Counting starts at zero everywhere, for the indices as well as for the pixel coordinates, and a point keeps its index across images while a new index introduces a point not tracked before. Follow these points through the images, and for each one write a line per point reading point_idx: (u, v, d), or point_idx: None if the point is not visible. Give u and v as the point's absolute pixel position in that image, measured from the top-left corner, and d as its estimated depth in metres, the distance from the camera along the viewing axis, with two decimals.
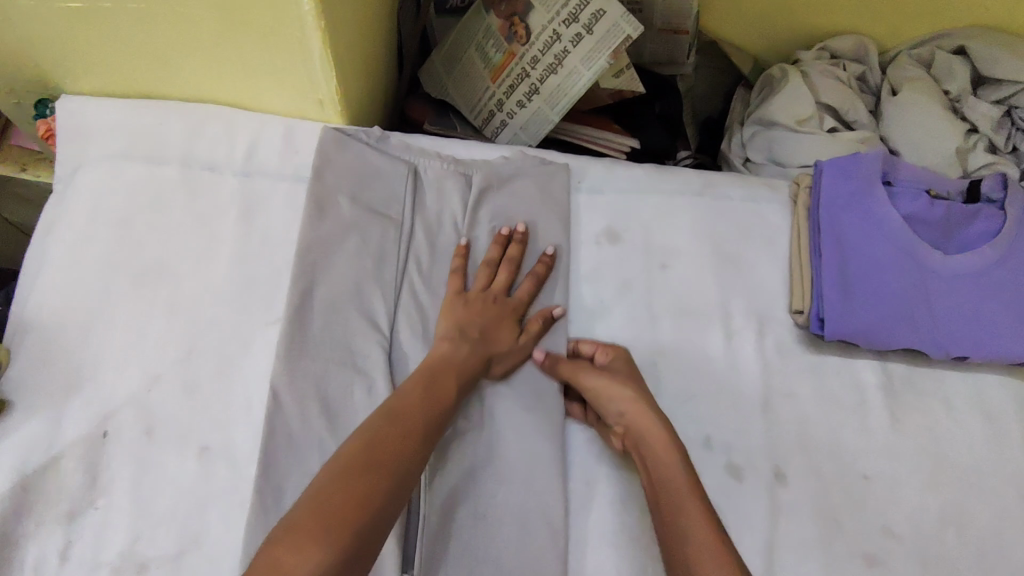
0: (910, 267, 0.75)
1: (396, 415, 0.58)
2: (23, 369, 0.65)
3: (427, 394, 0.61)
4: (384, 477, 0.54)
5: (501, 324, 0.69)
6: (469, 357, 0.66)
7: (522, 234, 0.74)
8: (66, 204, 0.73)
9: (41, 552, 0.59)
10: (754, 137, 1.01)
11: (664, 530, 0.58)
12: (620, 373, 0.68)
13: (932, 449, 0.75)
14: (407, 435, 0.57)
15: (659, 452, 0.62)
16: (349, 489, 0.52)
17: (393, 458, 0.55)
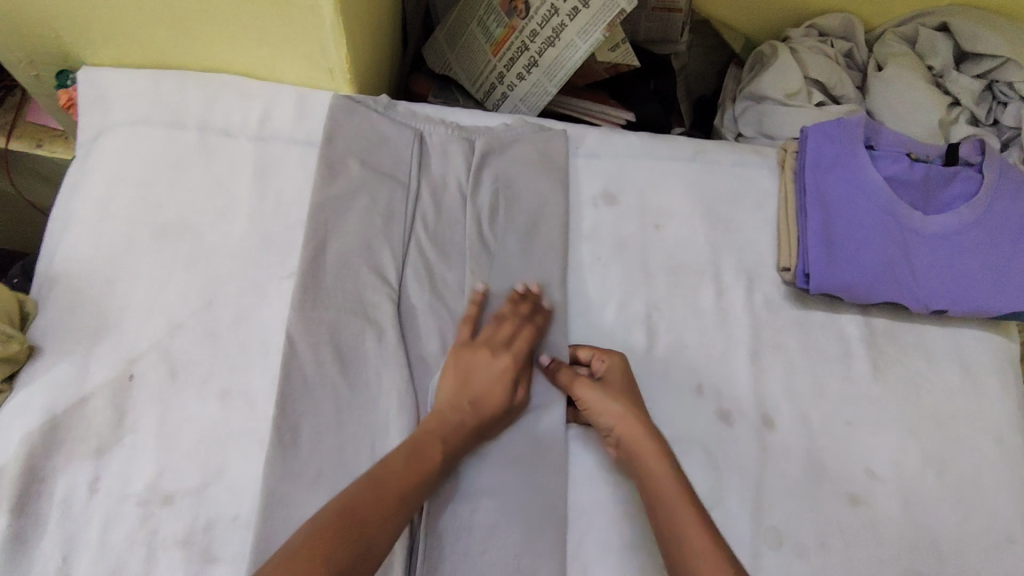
0: (892, 226, 0.79)
1: (378, 481, 0.60)
2: (51, 316, 0.68)
3: (412, 461, 0.62)
4: (360, 545, 0.56)
5: (495, 386, 0.69)
6: (458, 426, 0.66)
7: (535, 293, 0.74)
8: (88, 166, 0.77)
9: (72, 484, 0.63)
10: (745, 112, 1.06)
11: (665, 538, 0.62)
12: (612, 389, 0.70)
13: (913, 397, 0.79)
14: (388, 501, 0.59)
15: (650, 465, 0.65)
16: (322, 557, 0.54)
17: (369, 527, 0.57)
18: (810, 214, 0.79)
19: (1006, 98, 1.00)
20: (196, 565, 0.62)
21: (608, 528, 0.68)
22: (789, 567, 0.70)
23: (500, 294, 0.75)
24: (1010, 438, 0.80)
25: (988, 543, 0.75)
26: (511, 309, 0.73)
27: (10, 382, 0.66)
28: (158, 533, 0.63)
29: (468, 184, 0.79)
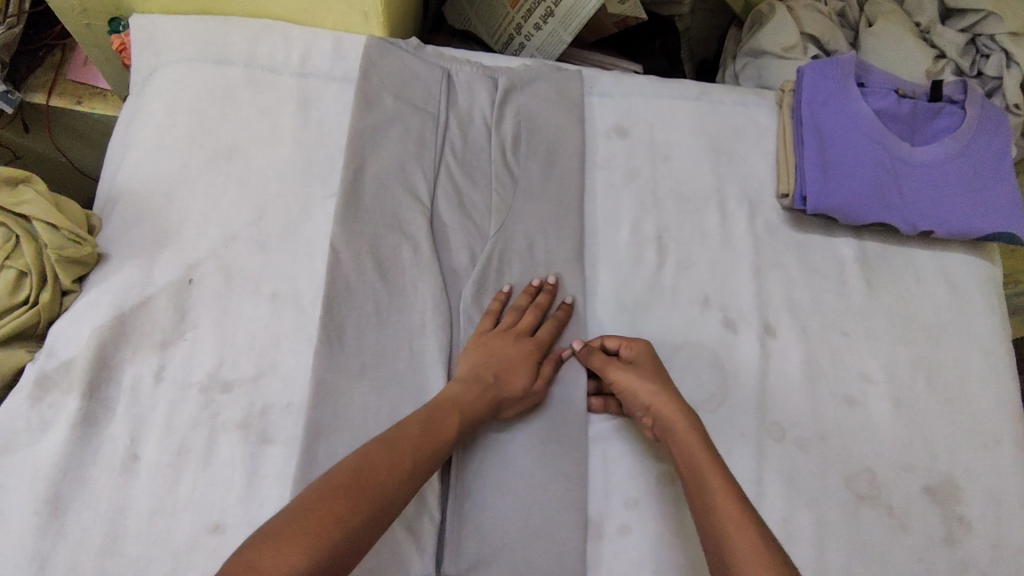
0: (882, 154, 0.86)
1: (393, 444, 0.61)
2: (117, 228, 0.75)
3: (426, 432, 0.63)
4: (373, 501, 0.57)
5: (517, 366, 0.71)
6: (478, 400, 0.68)
7: (552, 285, 0.78)
8: (144, 100, 0.83)
9: (139, 373, 0.69)
10: (745, 67, 1.12)
11: (699, 507, 0.62)
12: (644, 372, 0.71)
13: (904, 312, 0.86)
14: (402, 464, 0.60)
15: (682, 437, 0.66)
16: (337, 506, 0.55)
17: (383, 487, 0.58)
18: (806, 143, 0.86)
19: (988, 51, 1.05)
20: (255, 444, 0.69)
21: (625, 418, 0.75)
22: (791, 457, 0.77)
23: (517, 288, 0.79)
24: (996, 350, 0.86)
25: (974, 441, 0.81)
26: (529, 300, 0.76)
27: (80, 284, 0.73)
28: (219, 417, 0.69)
29: (493, 116, 0.86)
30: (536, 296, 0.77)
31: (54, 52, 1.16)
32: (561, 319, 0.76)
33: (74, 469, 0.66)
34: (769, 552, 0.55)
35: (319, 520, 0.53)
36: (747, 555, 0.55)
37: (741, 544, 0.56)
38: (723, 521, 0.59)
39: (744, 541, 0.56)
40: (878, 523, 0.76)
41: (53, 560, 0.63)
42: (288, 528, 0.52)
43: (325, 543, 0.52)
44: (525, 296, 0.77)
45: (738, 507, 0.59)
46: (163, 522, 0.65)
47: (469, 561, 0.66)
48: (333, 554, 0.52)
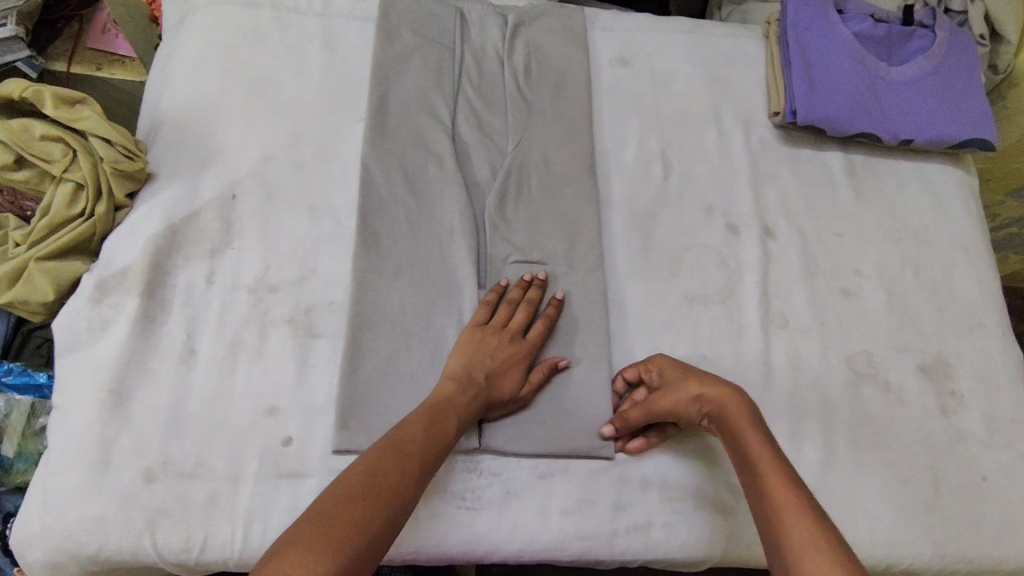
0: (862, 72, 0.94)
1: (398, 445, 0.61)
2: (163, 152, 0.81)
3: (429, 429, 0.63)
4: (390, 502, 0.56)
5: (508, 369, 0.71)
6: (473, 401, 0.67)
7: (542, 281, 0.78)
8: (178, 40, 0.89)
9: (191, 277, 0.74)
10: (731, 14, 1.20)
11: (759, 507, 0.57)
12: (677, 384, 0.70)
13: (891, 215, 0.93)
14: (410, 463, 0.60)
15: (737, 432, 0.63)
16: (357, 508, 0.54)
17: (396, 487, 0.57)
18: (793, 63, 0.93)
19: None
20: (303, 338, 0.74)
21: (641, 313, 0.81)
22: (796, 342, 0.83)
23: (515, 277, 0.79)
24: (976, 247, 0.94)
25: (962, 325, 0.88)
26: (522, 295, 0.76)
27: (130, 200, 0.78)
28: (267, 315, 0.74)
29: (504, 48, 0.92)
30: (528, 289, 0.77)
31: (72, 23, 1.21)
32: (553, 317, 0.76)
33: (133, 364, 0.70)
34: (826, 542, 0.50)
35: (342, 526, 0.52)
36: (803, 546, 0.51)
37: (797, 533, 0.52)
38: (779, 512, 0.54)
39: (803, 532, 0.52)
40: (877, 398, 0.82)
41: (118, 445, 0.67)
42: (311, 533, 0.50)
43: (351, 547, 0.51)
44: (517, 289, 0.76)
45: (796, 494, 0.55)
46: (221, 408, 0.69)
47: (506, 436, 0.71)
48: (359, 556, 0.51)
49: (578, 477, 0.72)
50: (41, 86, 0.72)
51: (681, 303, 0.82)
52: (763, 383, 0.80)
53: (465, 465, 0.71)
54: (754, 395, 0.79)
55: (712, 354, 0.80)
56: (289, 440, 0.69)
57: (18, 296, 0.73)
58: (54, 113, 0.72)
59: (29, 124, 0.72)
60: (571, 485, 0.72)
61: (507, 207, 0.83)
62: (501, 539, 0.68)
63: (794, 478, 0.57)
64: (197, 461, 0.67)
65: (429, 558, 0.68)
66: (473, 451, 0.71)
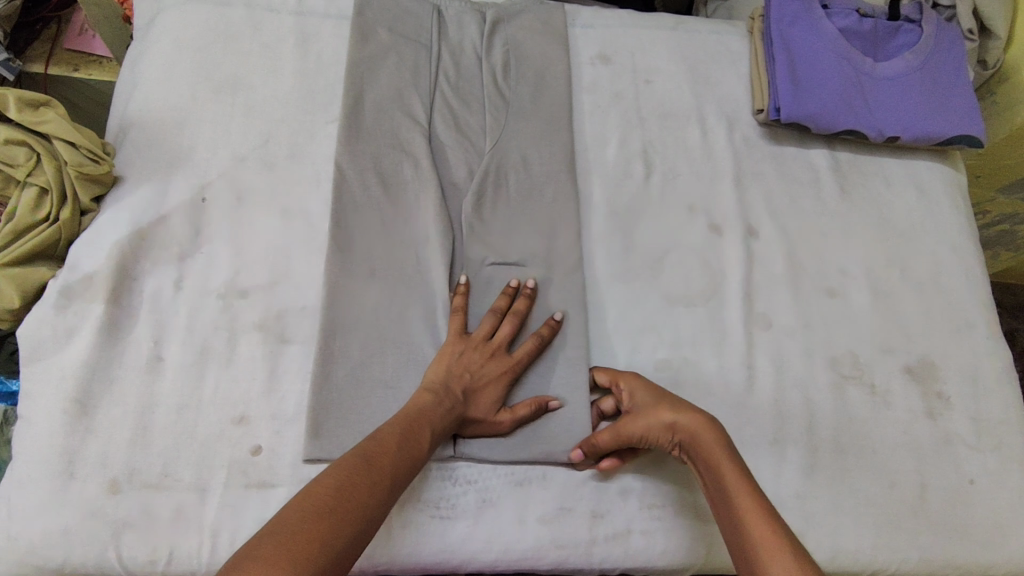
0: (848, 68, 0.92)
1: (369, 458, 0.59)
2: (132, 154, 0.79)
3: (403, 442, 0.62)
4: (358, 517, 0.54)
5: (486, 386, 0.69)
6: (447, 414, 0.66)
7: (530, 292, 0.76)
8: (149, 40, 0.87)
9: (159, 283, 0.73)
10: (717, 10, 1.20)
11: (736, 547, 0.55)
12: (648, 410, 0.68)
13: (876, 213, 0.92)
14: (381, 476, 0.58)
15: (712, 461, 0.62)
16: (325, 522, 0.52)
17: (365, 502, 0.55)
18: (777, 59, 0.92)
19: None
20: (274, 344, 0.72)
21: (621, 315, 0.80)
22: (780, 344, 0.81)
23: (494, 283, 0.77)
24: (964, 245, 0.92)
25: (950, 325, 0.87)
26: (507, 306, 0.74)
27: (98, 204, 0.76)
28: (237, 320, 0.72)
29: (482, 46, 0.90)
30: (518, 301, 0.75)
31: (51, 25, 1.20)
32: (545, 337, 0.73)
33: (100, 372, 0.69)
34: None
35: (309, 540, 0.50)
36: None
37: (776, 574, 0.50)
38: (758, 553, 0.52)
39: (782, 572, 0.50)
40: (863, 400, 0.80)
41: (83, 455, 0.65)
42: (275, 547, 0.48)
43: (318, 562, 0.49)
44: (505, 298, 0.74)
45: (775, 532, 0.53)
46: (189, 417, 0.68)
47: (482, 442, 0.70)
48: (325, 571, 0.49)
49: (556, 484, 0.70)
50: (4, 89, 0.70)
51: (662, 305, 0.81)
52: (746, 387, 0.78)
53: (439, 473, 0.69)
54: (737, 399, 0.77)
55: (694, 356, 0.79)
56: (258, 449, 0.67)
57: None
58: (18, 116, 0.71)
59: None
60: (549, 492, 0.70)
61: (484, 209, 0.81)
62: (477, 548, 0.67)
63: (774, 515, 0.56)
64: (164, 471, 0.65)
65: (402, 569, 0.67)
66: (448, 459, 0.70)
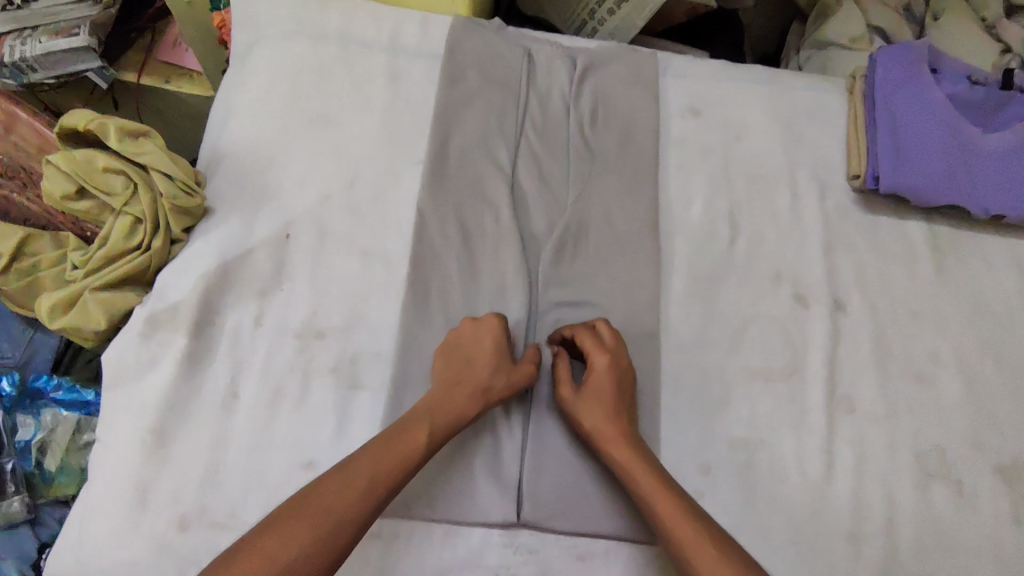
0: (952, 138, 0.87)
1: (350, 466, 0.59)
2: (222, 186, 0.80)
3: (386, 447, 0.61)
4: (324, 525, 0.55)
5: (481, 364, 0.68)
6: (452, 406, 0.66)
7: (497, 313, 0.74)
8: (245, 69, 0.88)
9: (239, 318, 0.74)
10: (810, 59, 1.15)
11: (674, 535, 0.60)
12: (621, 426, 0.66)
13: (974, 295, 0.86)
14: (355, 485, 0.58)
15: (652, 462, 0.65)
16: (286, 535, 0.54)
17: (333, 511, 0.56)
18: (879, 125, 0.88)
19: None
20: (345, 390, 0.72)
21: (697, 387, 0.77)
22: (862, 431, 0.77)
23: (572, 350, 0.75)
24: None
25: None
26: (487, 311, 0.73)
27: (187, 234, 0.78)
28: (312, 363, 0.72)
29: (571, 93, 0.89)
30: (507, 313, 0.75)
31: (145, 35, 1.22)
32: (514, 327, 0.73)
33: (177, 403, 0.70)
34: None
35: (267, 558, 0.53)
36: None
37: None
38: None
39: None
40: (949, 501, 0.75)
41: (156, 488, 0.66)
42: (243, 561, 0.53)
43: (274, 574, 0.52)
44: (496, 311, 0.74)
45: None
46: (259, 458, 0.68)
47: (549, 511, 0.68)
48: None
49: (620, 562, 0.68)
50: (106, 119, 0.72)
51: (739, 379, 0.78)
52: (823, 473, 0.74)
53: (500, 539, 0.68)
54: (813, 487, 0.74)
55: (770, 437, 0.76)
56: None
57: (70, 324, 0.73)
58: (117, 146, 0.72)
59: (93, 155, 0.72)
60: (611, 570, 0.68)
61: (562, 264, 0.79)
62: None
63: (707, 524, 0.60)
64: (232, 512, 0.66)
65: None
66: (513, 524, 0.68)
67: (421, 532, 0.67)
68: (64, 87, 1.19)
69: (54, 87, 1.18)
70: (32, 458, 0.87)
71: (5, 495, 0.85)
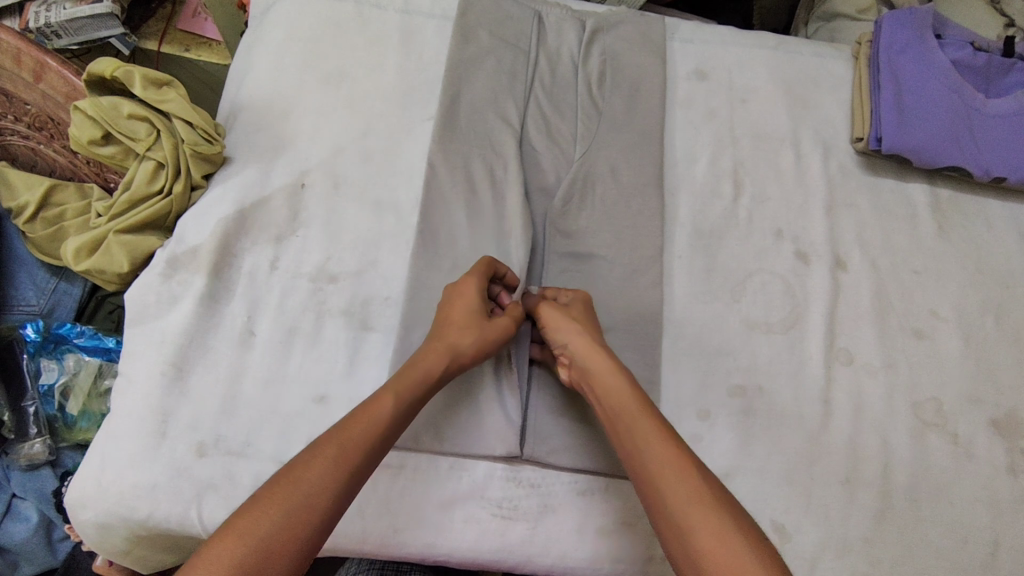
0: (955, 102, 0.88)
1: (320, 441, 0.56)
2: (240, 137, 0.83)
3: (356, 419, 0.58)
4: (296, 500, 0.52)
5: (452, 329, 0.67)
6: (426, 377, 0.64)
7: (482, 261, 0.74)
8: (264, 28, 0.91)
9: (256, 261, 0.77)
10: (818, 31, 1.17)
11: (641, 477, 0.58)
12: (597, 361, 0.66)
13: (975, 255, 0.88)
14: (326, 457, 0.55)
15: (610, 394, 0.64)
16: (258, 510, 0.51)
17: (301, 487, 0.53)
18: (884, 88, 0.89)
19: None
20: (356, 330, 0.74)
21: (699, 337, 0.79)
22: (859, 382, 0.79)
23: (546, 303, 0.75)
24: None
25: None
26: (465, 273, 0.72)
27: (207, 182, 0.81)
28: (325, 304, 0.75)
29: (580, 55, 0.91)
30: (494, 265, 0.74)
31: (166, 5, 1.25)
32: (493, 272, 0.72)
33: (195, 339, 0.73)
34: (726, 526, 0.52)
35: (238, 537, 0.49)
36: (695, 512, 0.54)
37: (699, 522, 0.53)
38: (655, 481, 0.57)
39: (698, 520, 0.53)
40: (945, 450, 0.77)
41: (175, 417, 0.69)
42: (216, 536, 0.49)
43: (248, 551, 0.48)
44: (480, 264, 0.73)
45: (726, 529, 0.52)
46: (274, 392, 0.71)
47: (550, 447, 0.70)
48: (259, 555, 0.49)
49: (618, 497, 0.70)
50: (131, 67, 0.75)
51: (739, 329, 0.80)
52: (820, 420, 0.76)
53: (504, 473, 0.70)
54: (810, 433, 0.76)
55: (769, 385, 0.77)
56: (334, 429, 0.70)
57: (96, 266, 0.76)
58: (143, 94, 0.75)
59: (118, 102, 0.75)
60: (611, 505, 0.70)
61: (568, 216, 0.82)
62: (534, 552, 0.68)
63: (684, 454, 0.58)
64: (247, 440, 0.69)
65: (461, 561, 0.69)
66: (515, 459, 0.70)
67: (428, 464, 0.70)
68: (87, 54, 1.22)
69: (77, 55, 1.21)
70: (55, 402, 0.91)
71: (28, 436, 0.90)
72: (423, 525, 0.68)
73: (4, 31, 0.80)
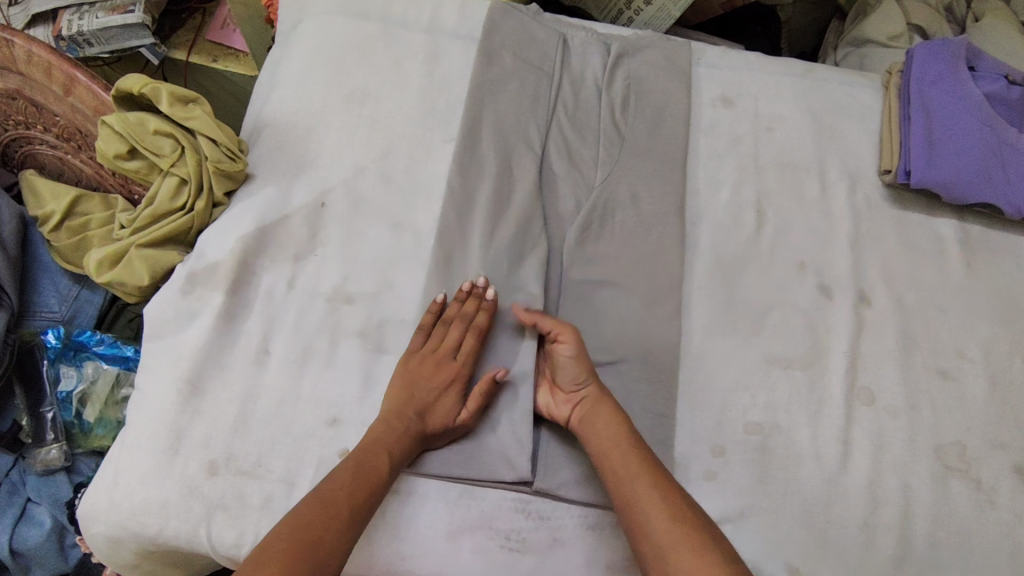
0: (988, 136, 0.85)
1: (324, 492, 0.59)
2: (264, 154, 0.84)
3: (355, 472, 0.62)
4: (310, 548, 0.54)
5: (420, 388, 0.70)
6: (405, 435, 0.66)
7: (482, 290, 0.74)
8: (291, 45, 0.92)
9: (274, 280, 0.77)
10: (847, 57, 1.14)
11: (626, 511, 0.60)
12: (602, 398, 0.67)
13: (1004, 295, 0.85)
14: (335, 512, 0.58)
15: (603, 427, 0.65)
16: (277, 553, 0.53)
17: (314, 536, 0.55)
18: (912, 120, 0.88)
19: None
20: (371, 353, 0.74)
21: (716, 370, 0.77)
22: (881, 422, 0.77)
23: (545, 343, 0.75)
24: None
25: None
26: (458, 311, 0.73)
27: (228, 198, 0.81)
28: (341, 325, 0.75)
29: (604, 79, 0.90)
30: (466, 301, 0.74)
31: (195, 14, 1.26)
32: (482, 326, 0.73)
33: (211, 357, 0.73)
34: (712, 559, 0.54)
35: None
36: (680, 545, 0.55)
37: (683, 554, 0.54)
38: (642, 511, 0.58)
39: (686, 556, 0.54)
40: (968, 497, 0.74)
41: (188, 435, 0.70)
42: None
43: None
44: (455, 304, 0.74)
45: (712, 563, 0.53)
46: (286, 413, 0.71)
47: (563, 479, 0.69)
48: None
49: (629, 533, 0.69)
50: (159, 84, 0.76)
51: (758, 364, 0.78)
52: (840, 461, 0.74)
53: (514, 504, 0.69)
54: (828, 474, 0.74)
55: (787, 422, 0.76)
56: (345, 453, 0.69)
57: (117, 279, 0.77)
58: (169, 110, 0.75)
59: (145, 118, 0.75)
60: (621, 541, 0.69)
61: (588, 242, 0.81)
62: None
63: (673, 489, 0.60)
64: (258, 461, 0.69)
65: None
66: (526, 490, 0.69)
67: (437, 491, 0.69)
68: (118, 62, 1.24)
69: (108, 62, 1.23)
70: (73, 409, 0.92)
71: (45, 441, 0.91)
72: (429, 554, 0.67)
73: (36, 45, 0.82)
